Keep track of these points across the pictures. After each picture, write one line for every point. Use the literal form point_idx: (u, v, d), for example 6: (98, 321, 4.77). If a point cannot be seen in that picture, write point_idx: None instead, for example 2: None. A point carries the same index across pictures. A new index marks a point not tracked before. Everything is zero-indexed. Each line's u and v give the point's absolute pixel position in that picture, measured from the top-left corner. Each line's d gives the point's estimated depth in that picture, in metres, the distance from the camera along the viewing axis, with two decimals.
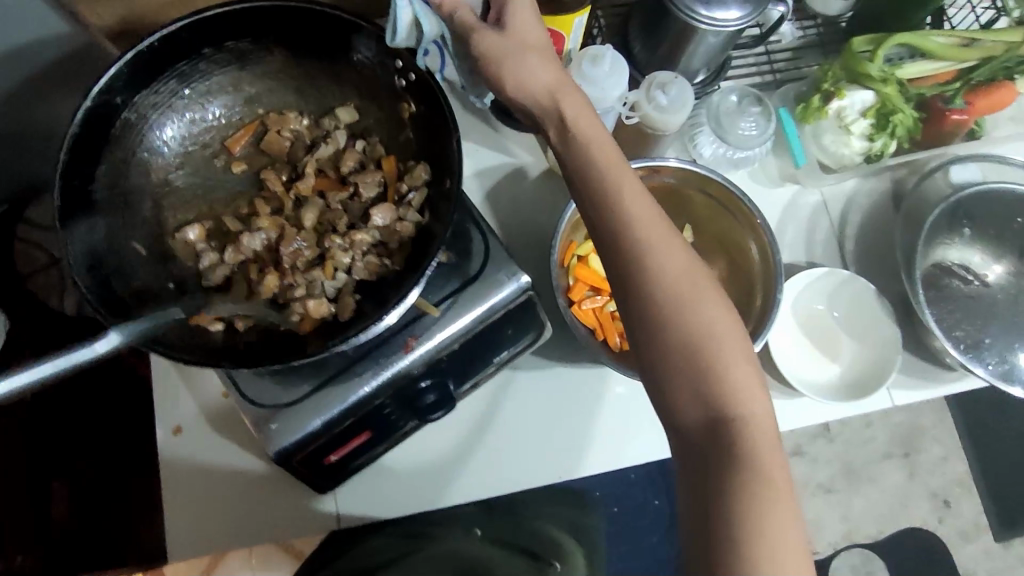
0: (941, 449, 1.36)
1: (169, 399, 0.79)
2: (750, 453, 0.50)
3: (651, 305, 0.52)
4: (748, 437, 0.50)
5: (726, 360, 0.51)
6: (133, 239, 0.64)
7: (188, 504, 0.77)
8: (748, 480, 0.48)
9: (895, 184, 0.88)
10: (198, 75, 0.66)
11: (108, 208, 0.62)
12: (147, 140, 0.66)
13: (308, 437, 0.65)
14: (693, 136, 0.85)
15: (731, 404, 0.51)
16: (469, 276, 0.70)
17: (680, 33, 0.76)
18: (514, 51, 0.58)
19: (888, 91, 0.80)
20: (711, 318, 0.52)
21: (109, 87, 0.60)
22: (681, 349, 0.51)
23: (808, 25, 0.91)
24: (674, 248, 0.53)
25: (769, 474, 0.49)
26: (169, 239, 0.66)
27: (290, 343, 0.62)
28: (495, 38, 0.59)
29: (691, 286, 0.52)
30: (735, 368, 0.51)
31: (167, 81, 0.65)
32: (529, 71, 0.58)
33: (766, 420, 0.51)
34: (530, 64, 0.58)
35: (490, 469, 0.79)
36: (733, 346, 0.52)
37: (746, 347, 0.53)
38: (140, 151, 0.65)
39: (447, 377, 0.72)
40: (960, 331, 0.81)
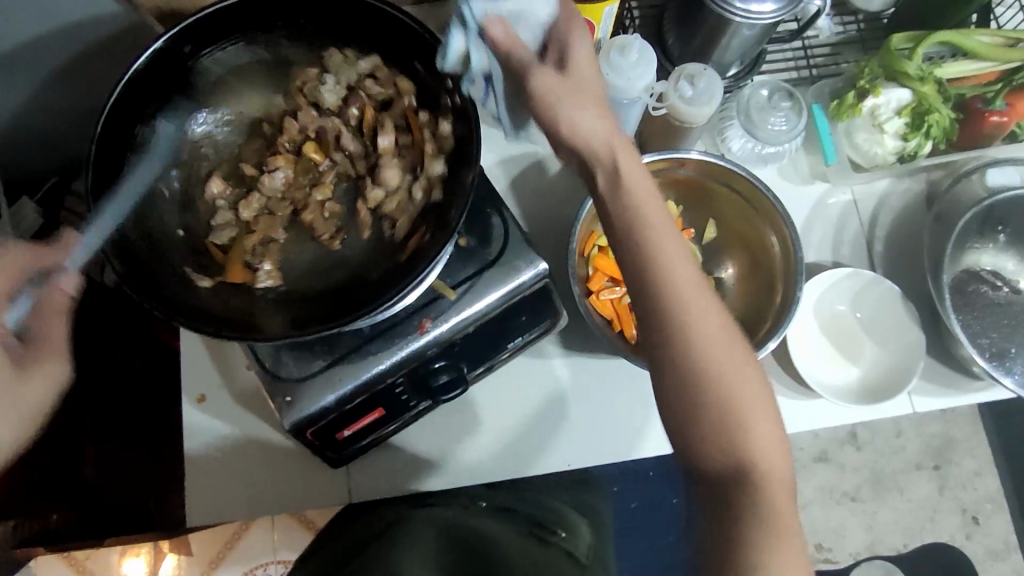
0: (973, 464, 1.33)
1: (194, 368, 0.81)
2: (760, 485, 0.50)
3: (675, 304, 0.51)
4: (757, 472, 0.50)
5: (739, 391, 0.51)
6: (159, 182, 0.66)
7: (210, 470, 0.79)
8: (758, 514, 0.49)
9: (930, 185, 0.86)
10: (263, 43, 0.69)
11: (146, 147, 0.66)
12: (195, 89, 0.68)
13: (320, 411, 0.67)
14: (723, 129, 0.84)
15: (743, 438, 0.50)
16: (485, 262, 0.70)
17: (712, 26, 0.75)
18: (571, 97, 0.56)
19: (925, 90, 0.78)
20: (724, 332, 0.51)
21: (180, 35, 0.65)
22: (700, 377, 0.50)
23: (849, 21, 0.89)
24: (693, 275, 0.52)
25: (776, 510, 0.50)
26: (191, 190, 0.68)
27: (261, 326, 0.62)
28: (551, 81, 0.57)
29: (705, 316, 0.51)
30: (748, 400, 0.51)
31: (233, 43, 0.68)
32: (578, 120, 0.55)
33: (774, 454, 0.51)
34: (581, 115, 0.56)
35: (501, 453, 0.80)
36: (745, 377, 0.51)
37: (759, 378, 0.52)
38: (186, 98, 0.68)
39: (461, 359, 0.72)
40: (985, 339, 0.80)
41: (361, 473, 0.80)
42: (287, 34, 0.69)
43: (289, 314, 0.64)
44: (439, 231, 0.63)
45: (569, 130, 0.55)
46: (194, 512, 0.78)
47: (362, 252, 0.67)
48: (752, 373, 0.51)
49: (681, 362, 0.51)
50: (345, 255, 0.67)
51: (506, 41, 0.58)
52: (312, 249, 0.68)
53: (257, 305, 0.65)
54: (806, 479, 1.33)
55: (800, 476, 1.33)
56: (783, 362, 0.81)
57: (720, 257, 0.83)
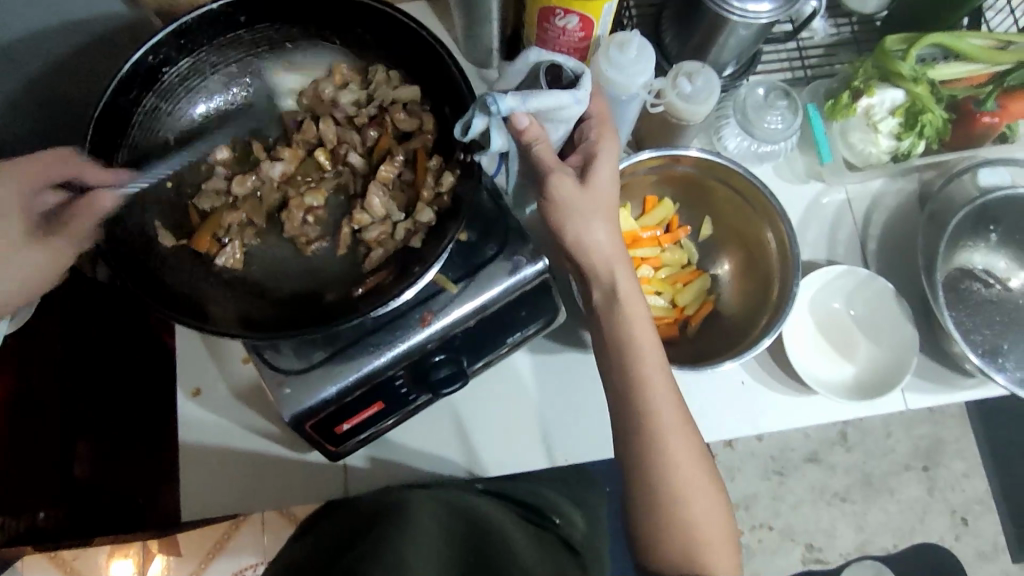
0: (962, 465, 1.34)
1: (190, 361, 0.81)
2: (685, 504, 0.60)
3: (621, 343, 0.62)
4: (683, 495, 0.60)
5: (670, 426, 0.61)
6: (165, 133, 0.68)
7: (205, 465, 0.79)
8: (683, 528, 0.60)
9: (923, 186, 0.87)
10: (311, 41, 0.71)
11: (167, 92, 0.66)
12: (230, 63, 0.69)
13: (319, 404, 0.67)
14: (719, 128, 0.85)
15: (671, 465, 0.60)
16: (485, 257, 0.71)
17: (710, 25, 0.76)
18: (589, 209, 0.60)
19: (919, 91, 0.79)
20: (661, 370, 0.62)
21: (232, 3, 0.64)
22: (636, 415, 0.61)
23: (843, 23, 0.90)
24: (641, 322, 0.62)
25: (697, 525, 0.60)
26: (195, 149, 0.70)
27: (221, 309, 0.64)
28: (571, 186, 0.59)
29: (646, 363, 0.61)
30: (677, 434, 0.61)
31: (286, 31, 0.69)
32: (586, 231, 0.61)
33: (699, 480, 0.61)
34: (593, 228, 0.61)
35: (500, 448, 0.80)
36: (673, 415, 0.61)
37: (684, 415, 0.62)
38: (217, 69, 0.69)
39: (461, 354, 0.72)
40: (977, 336, 0.81)
41: (357, 468, 0.80)
42: (335, 36, 0.71)
43: (243, 303, 0.66)
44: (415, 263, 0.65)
45: (574, 239, 0.61)
46: (189, 506, 0.78)
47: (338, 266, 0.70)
48: (674, 404, 0.61)
49: (622, 384, 0.61)
50: (315, 265, 0.70)
51: (535, 132, 0.57)
52: (284, 249, 0.70)
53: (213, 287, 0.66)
54: (797, 480, 1.34)
55: (792, 476, 1.34)
56: (779, 359, 0.81)
57: (716, 254, 0.85)
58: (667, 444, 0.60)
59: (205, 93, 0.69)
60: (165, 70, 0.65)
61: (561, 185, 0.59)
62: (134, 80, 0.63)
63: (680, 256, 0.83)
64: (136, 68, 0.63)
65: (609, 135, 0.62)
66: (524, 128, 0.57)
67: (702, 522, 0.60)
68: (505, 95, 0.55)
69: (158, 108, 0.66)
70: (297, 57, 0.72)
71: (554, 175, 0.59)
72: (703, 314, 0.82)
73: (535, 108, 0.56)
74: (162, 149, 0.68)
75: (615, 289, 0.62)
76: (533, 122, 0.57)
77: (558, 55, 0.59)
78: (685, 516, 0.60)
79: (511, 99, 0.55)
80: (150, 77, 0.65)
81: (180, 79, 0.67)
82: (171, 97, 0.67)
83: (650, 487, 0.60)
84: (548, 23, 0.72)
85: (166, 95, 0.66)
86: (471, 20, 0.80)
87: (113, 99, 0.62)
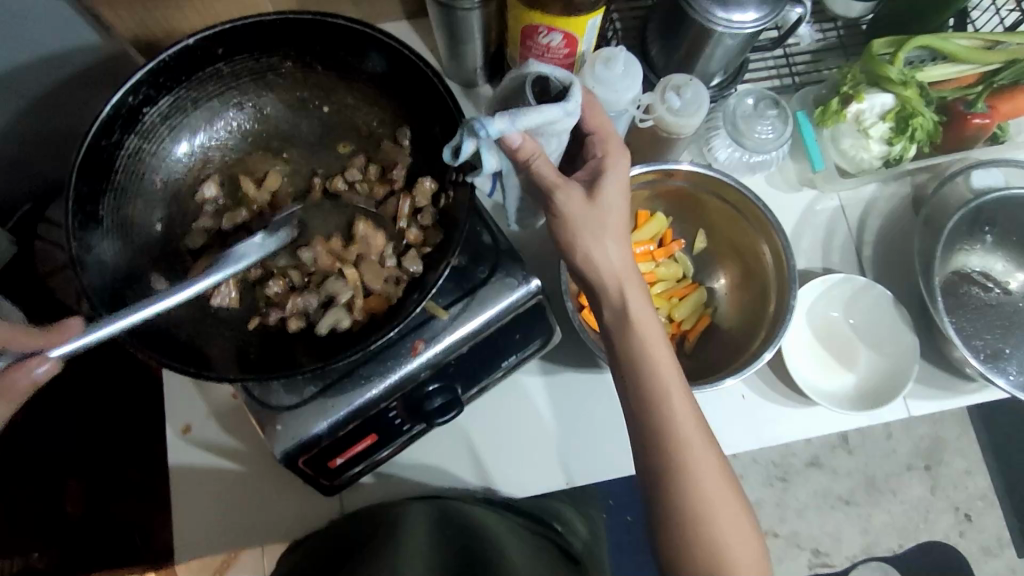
0: (963, 462, 1.33)
1: (179, 398, 0.79)
2: (708, 526, 0.58)
3: (634, 363, 0.59)
4: (706, 516, 0.58)
5: (689, 445, 0.59)
6: (151, 173, 0.67)
7: (199, 504, 0.77)
8: (706, 551, 0.58)
9: (916, 189, 0.87)
10: (294, 68, 0.68)
11: (149, 132, 0.65)
12: (211, 97, 0.67)
13: (312, 440, 0.65)
14: (709, 138, 0.84)
15: (692, 489, 0.58)
16: (477, 281, 0.69)
17: (695, 37, 0.75)
18: (596, 225, 0.58)
19: (908, 94, 0.78)
20: (679, 387, 0.60)
21: (212, 37, 0.62)
22: (655, 435, 0.59)
23: (829, 28, 0.90)
24: (654, 338, 0.60)
25: (720, 545, 0.58)
26: (182, 190, 0.69)
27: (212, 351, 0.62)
28: (578, 200, 0.58)
29: (658, 382, 0.59)
30: (696, 452, 0.59)
31: (266, 60, 0.67)
32: (594, 252, 0.59)
33: (722, 502, 0.59)
34: (603, 250, 0.59)
35: (499, 473, 0.79)
36: (692, 434, 0.59)
37: (704, 432, 0.60)
38: (199, 104, 0.67)
39: (455, 381, 0.71)
40: (978, 340, 0.80)
41: (355, 501, 0.78)
42: (318, 61, 0.68)
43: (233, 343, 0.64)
44: (412, 294, 0.64)
45: (582, 257, 0.59)
46: (184, 548, 0.76)
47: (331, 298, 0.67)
48: (690, 418, 0.59)
49: (637, 406, 0.59)
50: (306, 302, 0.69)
51: (530, 148, 0.55)
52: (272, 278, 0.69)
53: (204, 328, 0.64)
54: (800, 485, 1.33)
55: (794, 481, 1.33)
56: (778, 371, 0.80)
57: (712, 268, 0.84)
58: (690, 461, 0.58)
59: (188, 129, 0.68)
60: (146, 110, 0.63)
61: (568, 201, 0.58)
62: (114, 122, 0.61)
63: (674, 270, 0.82)
64: (117, 111, 0.61)
65: (615, 146, 0.61)
66: (519, 146, 0.55)
67: (727, 544, 0.58)
68: (494, 118, 0.52)
69: (141, 148, 0.65)
70: (281, 84, 0.70)
71: (559, 190, 0.57)
72: (701, 328, 0.81)
73: (526, 126, 0.53)
74: (149, 190, 0.67)
75: (613, 311, 0.60)
76: (527, 137, 0.55)
77: (543, 66, 0.57)
78: (707, 537, 0.58)
79: (500, 121, 0.52)
80: (131, 119, 0.63)
81: (162, 118, 0.65)
82: (154, 136, 0.65)
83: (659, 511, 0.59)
84: (532, 41, 0.71)
85: (148, 135, 0.65)
86: (454, 40, 0.79)
87: (95, 143, 0.60)
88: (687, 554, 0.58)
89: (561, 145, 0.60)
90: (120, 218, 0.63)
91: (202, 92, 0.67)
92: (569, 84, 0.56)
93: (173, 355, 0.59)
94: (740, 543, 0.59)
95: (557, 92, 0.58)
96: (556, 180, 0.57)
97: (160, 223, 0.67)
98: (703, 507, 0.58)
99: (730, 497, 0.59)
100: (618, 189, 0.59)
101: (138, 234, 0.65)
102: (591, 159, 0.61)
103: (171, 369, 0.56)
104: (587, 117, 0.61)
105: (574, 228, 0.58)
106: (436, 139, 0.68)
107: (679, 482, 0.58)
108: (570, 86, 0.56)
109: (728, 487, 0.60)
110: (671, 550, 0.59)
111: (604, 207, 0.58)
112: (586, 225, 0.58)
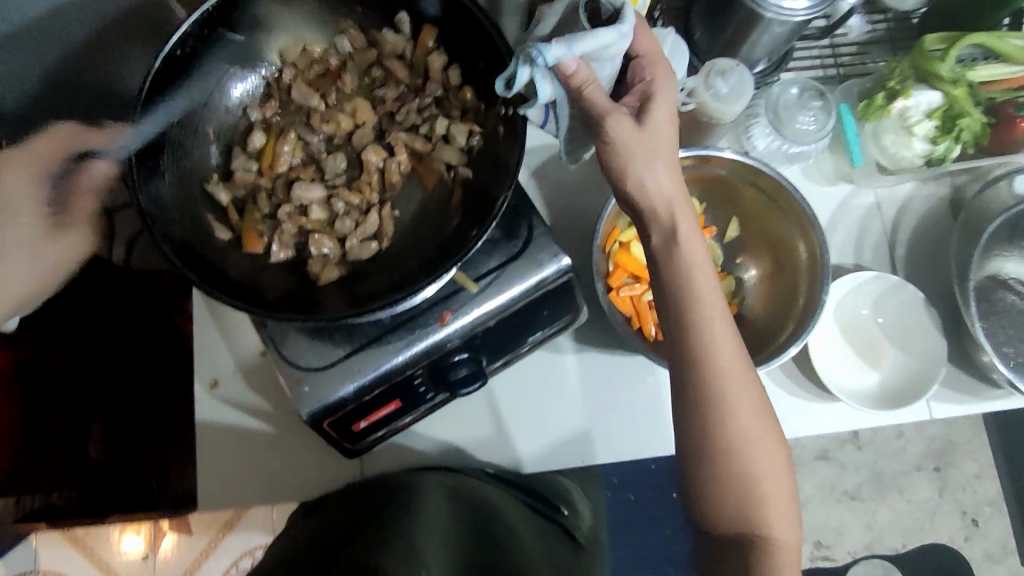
0: (973, 467, 1.32)
1: (205, 354, 0.80)
2: (758, 501, 0.58)
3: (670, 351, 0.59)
4: (756, 487, 0.58)
5: (737, 419, 0.58)
6: (206, 123, 0.68)
7: (220, 455, 0.78)
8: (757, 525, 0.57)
9: (955, 191, 0.85)
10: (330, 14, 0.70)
11: (199, 83, 0.66)
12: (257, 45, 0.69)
13: (337, 403, 0.67)
14: (748, 127, 0.82)
15: (744, 464, 0.58)
16: (509, 255, 0.69)
17: (743, 20, 0.74)
18: (646, 151, 0.57)
19: (957, 93, 0.77)
20: (734, 362, 0.58)
21: None
22: (704, 409, 0.58)
23: (878, 19, 0.87)
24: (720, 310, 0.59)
25: (769, 519, 0.57)
26: (233, 141, 0.70)
27: (272, 293, 0.63)
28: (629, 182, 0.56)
29: (704, 369, 0.57)
30: (746, 424, 0.58)
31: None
32: None
33: (768, 482, 0.58)
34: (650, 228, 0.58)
35: (519, 448, 0.80)
36: (745, 405, 0.58)
37: (759, 403, 0.59)
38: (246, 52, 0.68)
39: (481, 353, 0.72)
40: (1009, 348, 0.80)
41: (374, 465, 0.79)
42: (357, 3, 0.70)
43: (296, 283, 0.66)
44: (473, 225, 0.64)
45: None
46: (205, 498, 0.77)
47: (391, 247, 0.69)
48: (745, 392, 0.58)
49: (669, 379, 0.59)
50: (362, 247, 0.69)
51: (583, 72, 0.54)
52: (326, 214, 0.69)
53: (263, 273, 0.65)
54: (807, 476, 1.33)
55: (802, 473, 1.33)
56: (803, 366, 0.80)
57: (742, 257, 0.83)
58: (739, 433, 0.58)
59: (236, 75, 0.69)
60: (195, 62, 0.64)
61: (618, 129, 0.56)
62: (167, 73, 0.61)
63: None
64: (167, 62, 0.62)
65: (665, 70, 0.60)
66: (572, 73, 0.54)
67: (777, 516, 0.58)
68: (550, 44, 0.52)
69: (193, 101, 0.65)
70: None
71: (610, 117, 0.56)
72: None
73: (582, 51, 0.54)
74: (202, 141, 0.67)
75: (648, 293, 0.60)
76: (581, 64, 0.54)
77: None
78: (757, 510, 0.58)
79: (557, 47, 0.53)
80: (179, 71, 0.63)
81: (209, 70, 0.66)
82: (204, 88, 0.66)
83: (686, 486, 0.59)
84: None
85: (198, 87, 0.65)
86: (496, 10, 0.77)
87: (150, 95, 0.60)
88: (734, 528, 0.58)
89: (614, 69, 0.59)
90: (181, 170, 0.64)
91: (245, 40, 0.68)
92: (623, 7, 0.56)
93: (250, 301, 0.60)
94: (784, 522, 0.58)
95: (609, 16, 0.58)
96: (608, 107, 0.56)
97: (217, 169, 0.69)
98: (750, 487, 0.58)
99: (780, 475, 0.59)
100: (666, 174, 0.58)
101: (195, 183, 0.66)
102: (639, 82, 0.60)
103: (232, 305, 0.57)
104: (637, 38, 0.61)
105: (626, 156, 0.57)
106: (481, 76, 0.67)
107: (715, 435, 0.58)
108: (621, 8, 0.56)
109: (765, 441, 0.59)
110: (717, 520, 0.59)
111: (651, 188, 0.58)
112: None
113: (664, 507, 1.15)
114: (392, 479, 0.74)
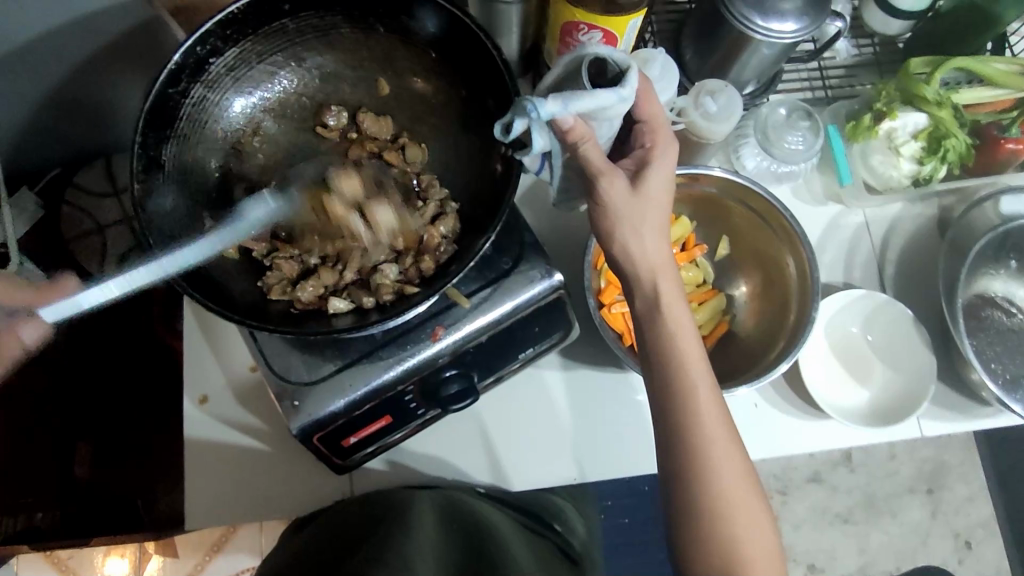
0: (966, 489, 1.32)
1: (196, 369, 0.80)
2: (734, 530, 0.58)
3: (663, 367, 0.59)
4: (733, 513, 0.58)
5: (715, 440, 0.58)
6: (213, 124, 0.66)
7: (208, 472, 0.78)
8: (736, 556, 0.57)
9: (942, 211, 0.87)
10: (356, 31, 0.68)
11: (214, 82, 0.64)
12: (275, 52, 0.67)
13: (326, 419, 0.66)
14: (738, 147, 0.83)
15: (724, 489, 0.58)
16: (501, 272, 0.69)
17: (732, 44, 0.75)
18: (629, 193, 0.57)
19: (942, 115, 0.78)
20: (709, 383, 0.59)
21: None
22: (683, 431, 0.58)
23: (865, 43, 0.90)
24: (693, 337, 0.59)
25: (751, 545, 0.58)
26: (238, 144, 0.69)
27: (258, 303, 0.64)
28: (622, 190, 0.57)
29: (690, 387, 0.58)
30: (720, 450, 0.58)
31: (330, 18, 0.66)
32: (635, 248, 0.58)
33: (750, 506, 0.59)
34: (645, 237, 0.58)
35: (511, 465, 0.79)
36: (721, 435, 0.58)
37: (733, 434, 0.59)
38: (263, 58, 0.67)
39: (472, 369, 0.71)
40: (996, 365, 0.81)
41: (364, 483, 0.79)
42: (380, 23, 0.67)
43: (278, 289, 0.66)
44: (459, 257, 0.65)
45: (622, 251, 0.59)
46: (190, 516, 0.76)
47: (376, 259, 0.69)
48: (720, 420, 0.58)
49: (663, 392, 0.59)
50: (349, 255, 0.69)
51: (580, 129, 0.55)
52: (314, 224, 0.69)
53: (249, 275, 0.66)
54: (799, 499, 1.33)
55: (794, 496, 1.33)
56: (794, 384, 0.80)
57: (732, 275, 0.84)
58: (716, 459, 0.58)
59: (250, 83, 0.67)
60: (213, 61, 0.63)
61: (610, 189, 0.57)
62: (182, 71, 0.61)
63: (695, 275, 0.82)
64: (185, 60, 0.61)
65: (666, 138, 0.59)
66: (570, 128, 0.54)
67: (756, 541, 0.58)
68: (547, 100, 0.52)
69: (206, 98, 0.65)
70: (344, 44, 0.69)
71: (604, 177, 0.57)
72: (718, 334, 0.80)
73: (580, 110, 0.53)
74: (210, 140, 0.67)
75: (651, 308, 0.60)
76: (579, 120, 0.55)
77: (603, 47, 0.57)
78: (733, 535, 0.58)
79: (553, 103, 0.52)
80: (196, 69, 0.62)
81: (227, 70, 0.65)
82: (218, 86, 0.65)
83: (679, 500, 0.59)
84: (571, 38, 0.71)
85: (213, 85, 0.65)
86: (490, 30, 0.79)
87: (162, 90, 0.60)
88: (708, 556, 0.58)
89: (611, 130, 0.59)
90: (181, 163, 0.64)
91: (266, 47, 0.66)
92: (629, 69, 0.56)
93: (224, 305, 0.61)
94: (760, 550, 0.58)
95: (615, 76, 0.58)
96: (602, 168, 0.56)
97: (217, 170, 0.67)
98: (735, 511, 0.58)
99: (756, 500, 0.59)
100: (653, 194, 0.58)
101: (195, 180, 0.65)
102: (638, 148, 0.60)
103: (217, 314, 0.57)
104: (640, 103, 0.60)
105: (614, 212, 0.58)
106: (489, 113, 0.67)
107: (702, 450, 0.58)
108: (626, 70, 0.56)
109: (740, 460, 0.59)
110: (689, 548, 0.59)
111: (647, 197, 0.58)
112: (630, 212, 0.57)
113: (655, 527, 1.14)
114: (380, 496, 0.74)
